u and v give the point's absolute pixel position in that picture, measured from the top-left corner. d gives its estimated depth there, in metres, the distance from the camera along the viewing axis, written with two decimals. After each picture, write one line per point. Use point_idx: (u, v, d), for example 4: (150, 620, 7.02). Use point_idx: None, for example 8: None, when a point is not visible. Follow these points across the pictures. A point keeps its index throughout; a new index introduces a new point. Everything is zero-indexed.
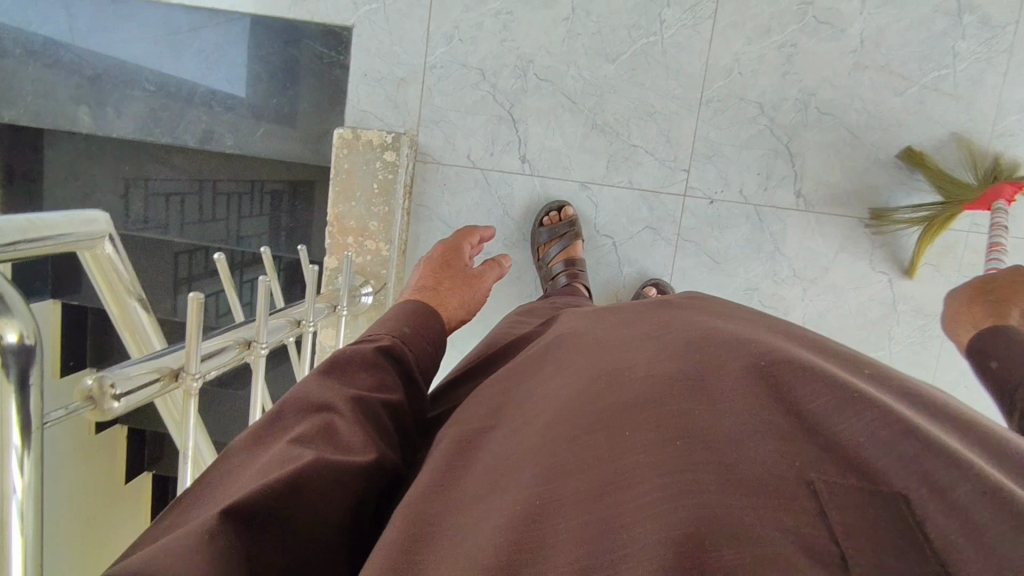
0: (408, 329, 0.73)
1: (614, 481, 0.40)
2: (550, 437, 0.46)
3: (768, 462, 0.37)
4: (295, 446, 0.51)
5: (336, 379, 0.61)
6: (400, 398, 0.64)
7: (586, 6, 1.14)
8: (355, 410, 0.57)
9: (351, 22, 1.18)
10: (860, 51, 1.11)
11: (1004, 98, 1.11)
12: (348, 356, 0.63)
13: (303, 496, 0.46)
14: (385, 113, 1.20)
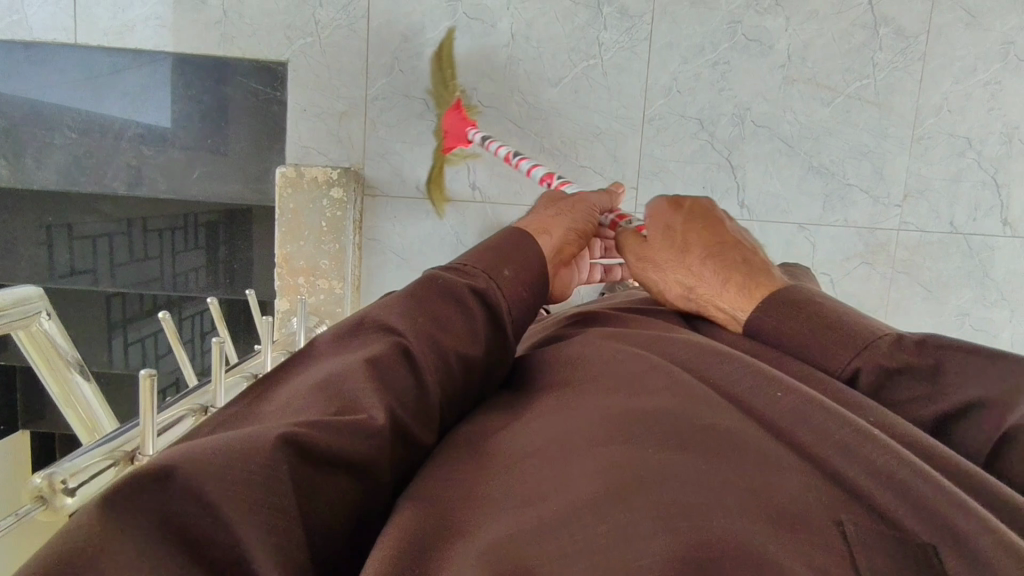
0: (511, 271, 0.59)
1: (637, 484, 0.38)
2: (568, 439, 0.44)
3: (794, 499, 0.37)
4: (366, 377, 0.43)
5: (419, 308, 0.51)
6: (480, 352, 0.52)
7: (524, 32, 1.15)
8: (427, 356, 0.48)
9: (286, 57, 1.15)
10: (787, 66, 1.16)
11: (921, 104, 1.18)
12: (442, 287, 0.53)
13: (355, 463, 0.38)
14: (330, 147, 1.18)
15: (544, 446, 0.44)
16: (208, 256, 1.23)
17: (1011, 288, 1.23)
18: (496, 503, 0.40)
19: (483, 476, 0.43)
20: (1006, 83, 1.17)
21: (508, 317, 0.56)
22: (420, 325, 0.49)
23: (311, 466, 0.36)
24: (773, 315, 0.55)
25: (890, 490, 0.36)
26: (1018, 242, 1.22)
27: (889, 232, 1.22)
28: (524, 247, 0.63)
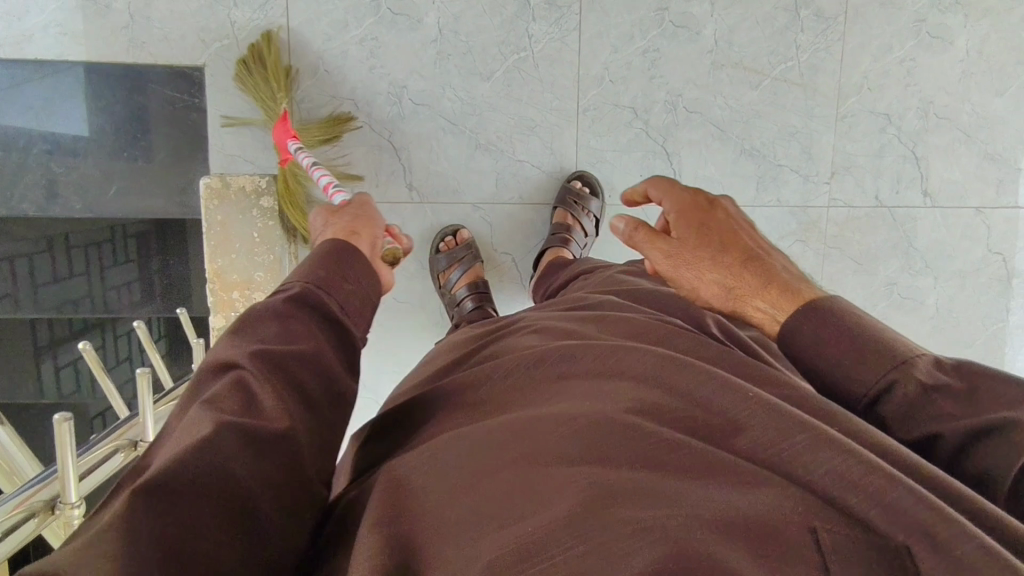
0: (324, 271, 0.72)
1: (622, 509, 0.42)
2: (553, 464, 0.47)
3: (766, 509, 0.40)
4: (206, 409, 0.53)
5: (246, 336, 0.62)
6: (310, 347, 0.64)
7: (452, 25, 1.12)
8: (259, 367, 0.59)
9: (202, 61, 1.10)
10: (715, 51, 1.18)
11: (843, 83, 1.21)
12: (268, 311, 0.65)
13: (206, 478, 0.47)
14: (256, 155, 1.13)
15: (530, 471, 0.48)
16: (141, 269, 1.16)
17: (935, 256, 1.29)
18: (494, 533, 0.44)
19: (478, 505, 0.47)
20: (920, 60, 1.21)
21: (333, 309, 0.69)
22: (243, 350, 0.60)
23: (163, 497, 0.44)
24: (812, 327, 0.59)
25: (851, 488, 0.40)
26: (939, 211, 1.28)
27: (820, 209, 1.25)
28: (343, 252, 0.75)
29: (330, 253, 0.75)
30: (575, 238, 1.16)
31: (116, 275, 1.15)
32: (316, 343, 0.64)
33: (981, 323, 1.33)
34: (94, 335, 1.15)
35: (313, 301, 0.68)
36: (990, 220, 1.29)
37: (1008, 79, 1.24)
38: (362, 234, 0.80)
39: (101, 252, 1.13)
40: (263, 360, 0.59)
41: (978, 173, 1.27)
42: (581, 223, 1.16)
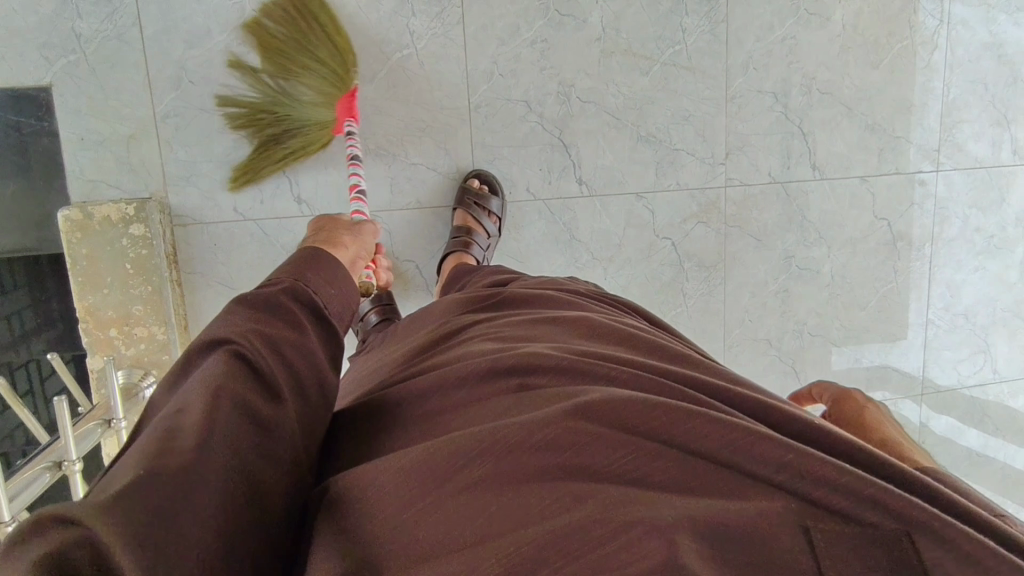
0: (313, 274, 0.70)
1: (634, 515, 0.42)
2: (544, 469, 0.46)
3: (760, 513, 0.42)
4: (198, 385, 0.47)
5: (248, 318, 0.58)
6: (302, 339, 0.61)
7: (326, 26, 1.05)
8: (262, 350, 0.54)
9: (47, 80, 0.98)
10: (603, 39, 1.16)
11: (730, 64, 1.22)
12: (255, 296, 0.61)
13: (218, 461, 0.41)
14: (120, 177, 1.03)
15: (521, 475, 0.46)
16: (34, 293, 1.02)
17: (827, 227, 1.34)
18: (494, 542, 0.42)
19: (471, 513, 0.44)
20: (800, 37, 1.24)
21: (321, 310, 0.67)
22: (239, 327, 0.56)
23: (183, 477, 0.38)
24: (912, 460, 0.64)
25: (848, 486, 0.42)
26: (827, 183, 1.32)
27: (717, 190, 1.27)
28: (321, 255, 0.74)
29: (307, 254, 0.73)
30: (477, 241, 1.12)
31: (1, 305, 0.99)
32: (301, 332, 0.61)
33: (872, 286, 1.40)
34: None
35: (299, 293, 0.65)
36: (874, 187, 1.35)
37: (882, 51, 1.29)
38: (341, 246, 0.81)
39: None
40: (258, 341, 0.55)
41: (860, 144, 1.32)
42: (482, 225, 1.13)
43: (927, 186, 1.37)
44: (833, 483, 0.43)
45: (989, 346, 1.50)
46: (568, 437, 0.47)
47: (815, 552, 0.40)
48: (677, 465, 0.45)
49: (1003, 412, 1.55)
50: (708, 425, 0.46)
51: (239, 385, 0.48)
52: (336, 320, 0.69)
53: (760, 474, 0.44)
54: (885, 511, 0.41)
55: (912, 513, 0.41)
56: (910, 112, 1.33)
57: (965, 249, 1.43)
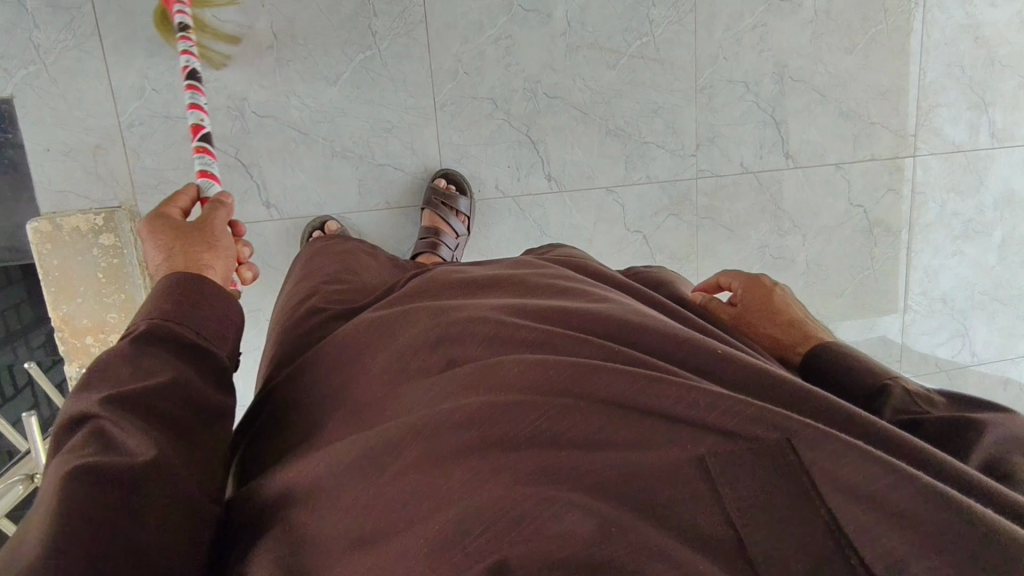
0: (167, 303, 0.57)
1: (543, 470, 0.43)
2: (456, 437, 0.46)
3: (661, 456, 0.43)
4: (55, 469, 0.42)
5: (103, 378, 0.50)
6: (177, 374, 0.53)
7: (287, 29, 1.05)
8: (124, 408, 0.48)
9: (8, 92, 0.99)
10: (568, 33, 1.15)
11: (698, 55, 1.21)
12: (105, 358, 0.52)
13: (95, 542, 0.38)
14: (87, 187, 1.04)
15: (433, 445, 0.46)
16: (30, 289, 1.06)
17: (801, 215, 1.34)
18: (416, 523, 0.42)
19: (392, 493, 0.45)
20: (771, 24, 1.23)
21: (197, 336, 0.57)
22: (92, 396, 0.48)
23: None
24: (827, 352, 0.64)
25: (723, 417, 0.44)
26: (801, 172, 1.32)
27: (688, 182, 1.27)
28: (189, 285, 0.60)
29: (173, 291, 0.59)
30: (445, 240, 1.13)
31: None
32: (176, 372, 0.53)
33: (848, 272, 1.40)
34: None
35: (163, 336, 0.55)
36: (849, 174, 1.34)
37: (856, 37, 1.27)
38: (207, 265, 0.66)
39: None
40: (114, 403, 0.48)
41: (834, 131, 1.31)
42: (450, 225, 1.13)
43: (903, 172, 1.37)
44: (711, 416, 0.44)
45: (967, 329, 1.50)
46: (470, 404, 0.48)
47: (712, 485, 0.42)
48: (575, 414, 0.46)
49: (981, 394, 1.56)
50: (594, 377, 0.48)
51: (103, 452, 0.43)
52: (224, 349, 0.60)
53: (649, 419, 0.45)
54: (765, 425, 0.43)
55: (786, 426, 0.43)
56: (884, 97, 1.32)
57: (942, 234, 1.42)
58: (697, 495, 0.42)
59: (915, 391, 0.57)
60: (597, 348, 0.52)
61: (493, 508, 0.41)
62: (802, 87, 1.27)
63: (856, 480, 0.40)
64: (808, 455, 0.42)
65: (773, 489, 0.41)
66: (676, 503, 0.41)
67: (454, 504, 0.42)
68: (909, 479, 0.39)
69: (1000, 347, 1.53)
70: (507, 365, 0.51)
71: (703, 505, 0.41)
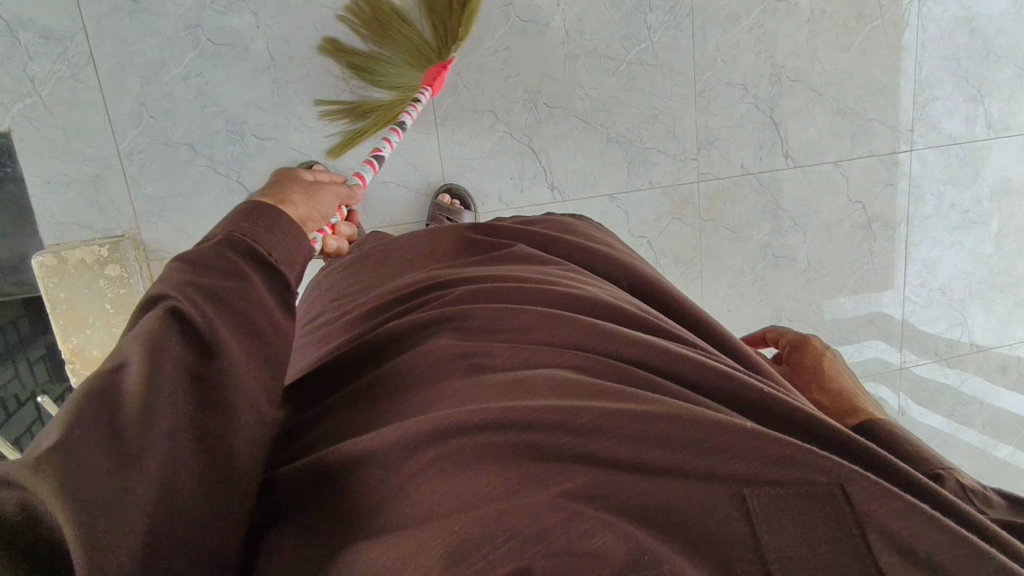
0: (250, 224, 0.51)
1: (579, 489, 0.39)
2: (480, 446, 0.42)
3: (698, 484, 0.40)
4: (131, 336, 0.36)
5: (187, 274, 0.43)
6: (253, 291, 0.45)
7: (284, 51, 1.04)
8: (204, 302, 0.41)
9: (5, 125, 0.97)
10: (566, 42, 1.15)
11: (696, 58, 1.21)
12: (195, 250, 0.45)
13: (162, 438, 0.33)
14: (89, 217, 1.03)
15: (457, 453, 0.42)
16: (37, 323, 1.05)
17: (802, 214, 1.35)
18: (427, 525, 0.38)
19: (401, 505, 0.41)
20: (768, 25, 1.23)
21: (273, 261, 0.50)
22: (167, 283, 0.41)
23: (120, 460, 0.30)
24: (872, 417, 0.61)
25: (776, 450, 0.41)
26: (800, 170, 1.32)
27: (690, 186, 1.27)
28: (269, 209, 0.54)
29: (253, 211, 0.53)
30: None
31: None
32: (247, 285, 0.45)
33: (849, 267, 1.41)
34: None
35: (239, 248, 0.48)
36: (848, 171, 1.35)
37: (852, 34, 1.27)
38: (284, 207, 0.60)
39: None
40: (194, 290, 0.42)
41: (833, 129, 1.32)
42: None
43: (901, 167, 1.37)
44: (762, 450, 0.41)
45: (965, 318, 1.52)
46: (498, 412, 0.43)
47: (751, 520, 0.39)
48: (618, 435, 0.42)
49: (982, 381, 1.58)
50: (637, 401, 0.44)
51: (179, 344, 0.37)
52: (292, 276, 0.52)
53: (697, 438, 0.41)
54: (815, 467, 0.40)
55: (838, 472, 0.40)
56: (882, 93, 1.32)
57: (940, 225, 1.44)
58: (736, 531, 0.38)
59: (970, 486, 0.52)
60: (637, 374, 0.49)
61: (522, 517, 0.37)
62: (802, 85, 1.27)
63: (911, 539, 0.38)
64: (861, 507, 0.39)
65: (817, 534, 0.39)
66: (713, 535, 0.38)
67: (478, 511, 0.38)
68: (968, 550, 0.38)
69: (998, 333, 1.56)
70: (543, 386, 0.47)
71: (741, 544, 0.38)
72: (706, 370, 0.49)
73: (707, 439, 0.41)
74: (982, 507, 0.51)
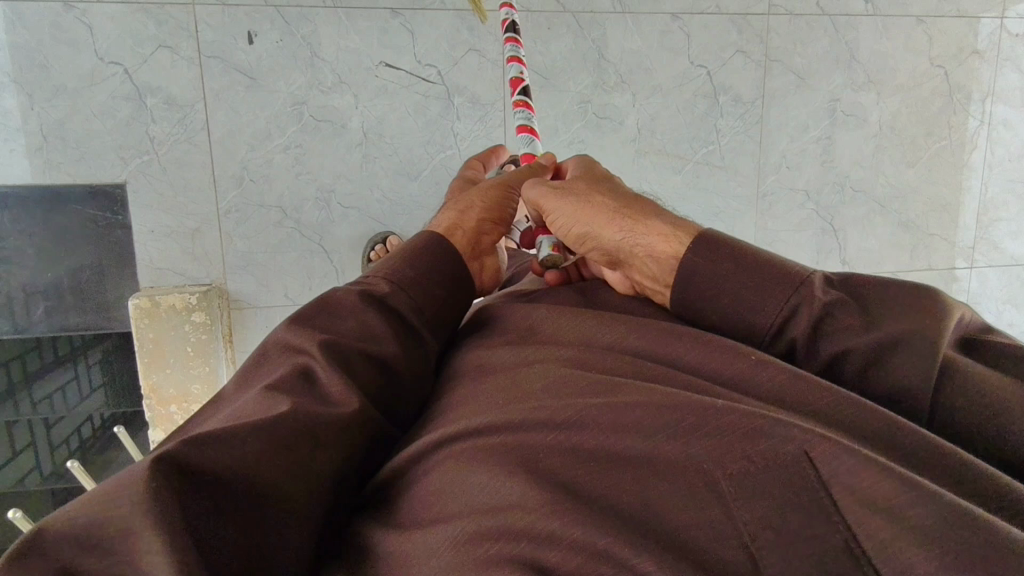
0: (404, 263, 0.58)
1: (555, 483, 0.41)
2: (478, 440, 0.45)
3: (670, 467, 0.39)
4: (264, 392, 0.44)
5: (319, 323, 0.51)
6: (388, 346, 0.52)
7: (377, 129, 1.12)
8: (325, 355, 0.48)
9: (122, 178, 1.08)
10: (638, 139, 1.21)
11: (763, 163, 1.25)
12: (333, 299, 0.54)
13: (254, 462, 0.38)
14: (185, 266, 1.12)
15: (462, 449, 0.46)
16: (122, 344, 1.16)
17: None
18: (440, 520, 0.42)
19: (424, 497, 0.44)
20: (836, 137, 1.26)
21: (409, 310, 0.55)
22: (309, 339, 0.49)
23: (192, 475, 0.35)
24: (705, 257, 0.52)
25: (739, 423, 0.39)
26: None
27: None
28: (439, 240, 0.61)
29: (422, 240, 0.61)
30: None
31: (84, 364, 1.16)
32: (379, 335, 0.52)
33: None
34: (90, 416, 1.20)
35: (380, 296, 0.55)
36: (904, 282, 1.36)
37: (918, 151, 1.30)
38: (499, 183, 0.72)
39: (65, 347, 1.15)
40: (327, 349, 0.48)
41: (892, 241, 1.33)
42: None
43: (959, 282, 1.38)
44: (729, 427, 0.39)
45: None
46: (494, 412, 0.46)
47: (724, 499, 0.37)
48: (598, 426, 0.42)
49: None
50: (623, 390, 0.44)
51: (297, 397, 0.44)
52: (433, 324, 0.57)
53: (668, 423, 0.41)
54: (779, 438, 0.37)
55: (804, 439, 0.37)
56: (946, 210, 1.33)
57: None
58: (710, 518, 0.37)
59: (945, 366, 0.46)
60: (638, 358, 0.49)
61: (505, 519, 0.39)
62: (864, 196, 1.30)
63: (893, 505, 0.34)
64: (828, 473, 0.36)
65: (792, 511, 0.36)
66: (690, 525, 0.38)
67: (472, 511, 0.41)
68: (950, 509, 0.33)
69: None
70: (539, 381, 0.48)
71: (715, 531, 0.37)
72: (716, 352, 0.48)
73: (675, 423, 0.40)
74: (852, 329, 0.46)
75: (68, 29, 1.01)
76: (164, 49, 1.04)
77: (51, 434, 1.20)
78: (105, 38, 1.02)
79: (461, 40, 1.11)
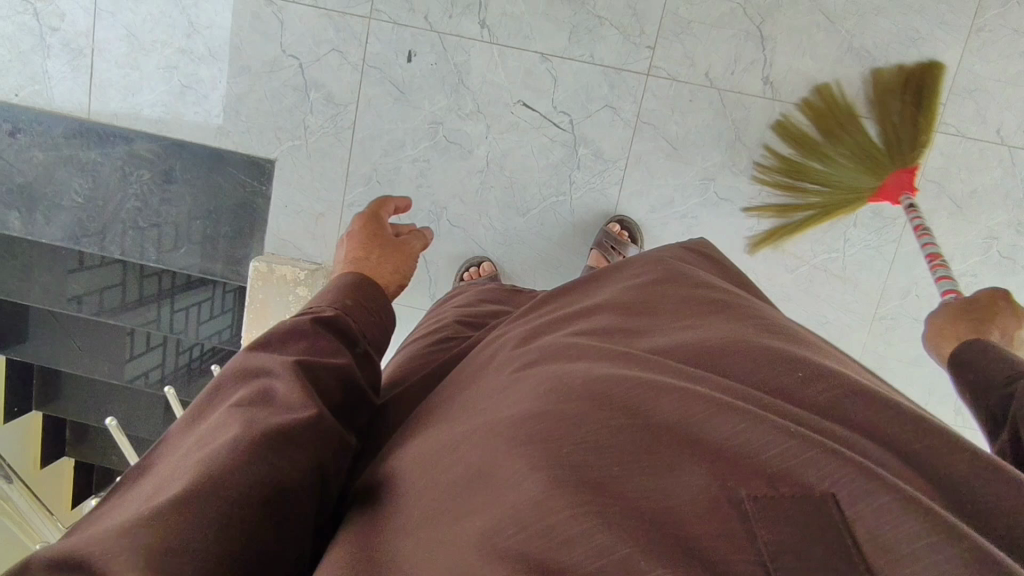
0: (353, 300, 0.61)
1: (568, 477, 0.34)
2: (491, 429, 0.40)
3: (694, 469, 0.33)
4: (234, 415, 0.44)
5: (271, 353, 0.51)
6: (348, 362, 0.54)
7: (500, 161, 1.18)
8: (296, 371, 0.48)
9: (274, 155, 1.22)
10: (755, 229, 1.16)
11: (888, 284, 1.16)
12: (280, 329, 0.54)
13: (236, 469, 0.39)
14: (304, 243, 1.26)
15: (473, 436, 0.41)
16: (240, 298, 1.33)
17: None
18: (449, 513, 0.36)
19: (432, 484, 0.40)
20: (983, 277, 1.14)
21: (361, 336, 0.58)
22: (271, 364, 0.49)
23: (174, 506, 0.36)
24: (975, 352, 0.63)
25: (778, 442, 0.32)
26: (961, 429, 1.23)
27: None
28: (360, 284, 0.65)
29: (351, 287, 0.64)
30: None
31: (209, 326, 1.35)
32: (343, 357, 0.54)
33: None
34: (204, 351, 1.42)
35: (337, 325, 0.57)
36: None
37: None
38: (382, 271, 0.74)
39: (202, 307, 1.33)
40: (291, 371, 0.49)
41: None
42: None
43: None
44: (764, 443, 0.33)
45: None
46: (511, 405, 0.41)
47: (747, 517, 0.30)
48: (615, 415, 0.37)
49: None
50: (655, 386, 0.38)
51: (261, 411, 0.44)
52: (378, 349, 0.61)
53: (692, 419, 0.35)
54: (812, 470, 0.31)
55: (837, 476, 0.30)
56: None
57: None
58: (731, 538, 0.29)
59: None
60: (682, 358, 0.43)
61: (509, 517, 0.33)
62: None
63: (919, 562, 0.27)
64: (855, 516, 0.29)
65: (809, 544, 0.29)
66: (706, 537, 0.30)
67: (477, 507, 0.35)
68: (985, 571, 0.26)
69: None
70: (566, 370, 0.43)
71: (736, 552, 0.29)
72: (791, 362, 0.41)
73: (719, 426, 0.34)
74: None
75: (265, 22, 1.16)
76: (335, 52, 1.16)
77: (181, 354, 1.44)
78: (291, 34, 1.16)
79: (600, 94, 1.13)
